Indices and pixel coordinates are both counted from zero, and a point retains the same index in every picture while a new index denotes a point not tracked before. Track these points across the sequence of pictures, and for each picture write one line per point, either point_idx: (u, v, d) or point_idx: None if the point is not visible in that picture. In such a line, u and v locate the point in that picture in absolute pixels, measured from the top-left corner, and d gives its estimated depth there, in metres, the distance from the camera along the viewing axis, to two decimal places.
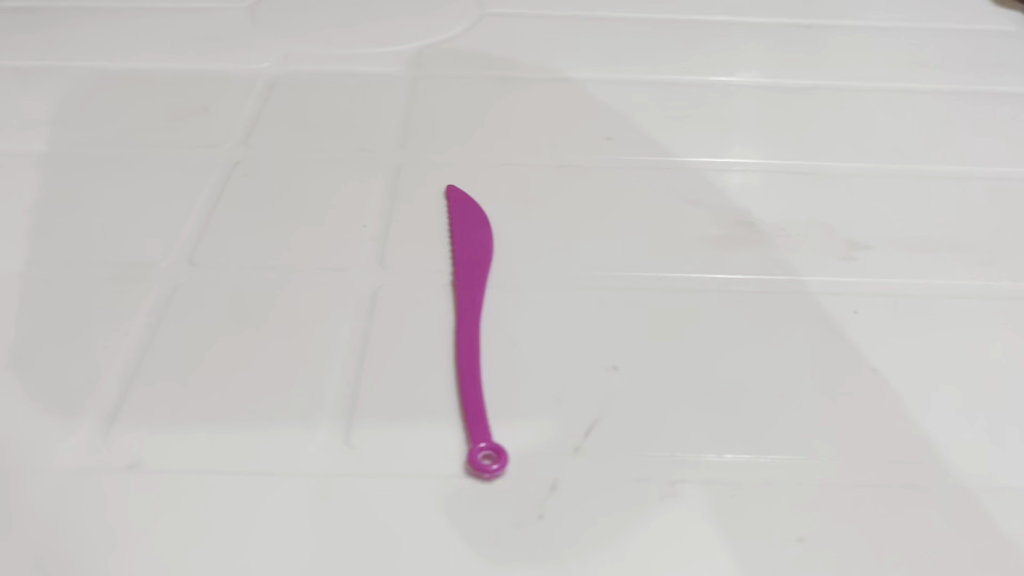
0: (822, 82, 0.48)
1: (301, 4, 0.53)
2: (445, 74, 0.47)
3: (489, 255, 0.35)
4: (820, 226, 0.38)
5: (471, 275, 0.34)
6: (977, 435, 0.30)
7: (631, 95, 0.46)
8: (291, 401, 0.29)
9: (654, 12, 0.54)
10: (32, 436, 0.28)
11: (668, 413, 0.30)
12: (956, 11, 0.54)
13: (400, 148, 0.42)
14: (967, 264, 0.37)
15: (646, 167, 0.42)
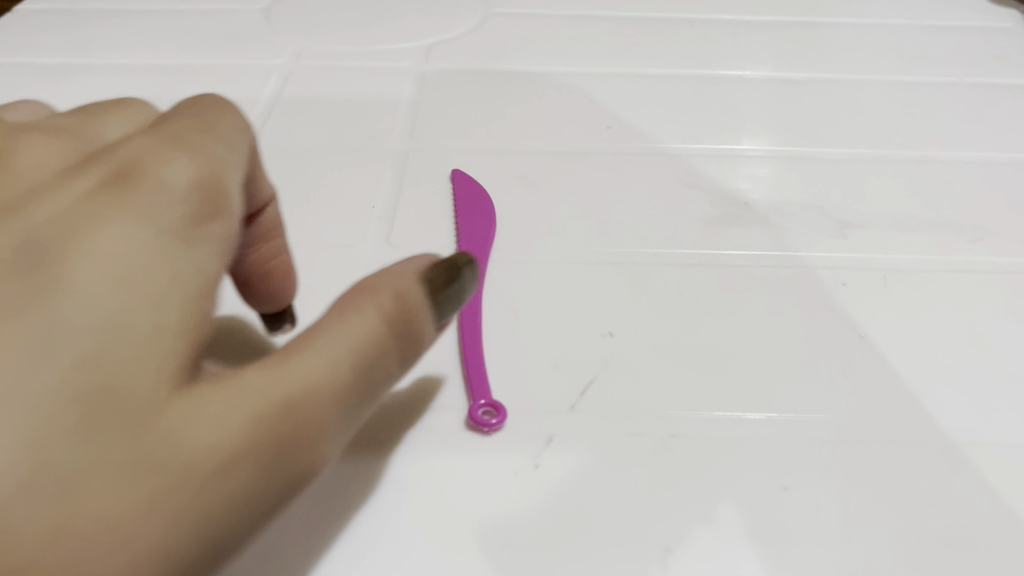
0: (814, 75, 0.51)
1: (328, 17, 0.57)
2: (458, 69, 0.51)
3: (490, 232, 0.37)
4: (811, 206, 0.39)
5: (473, 250, 0.36)
6: (963, 396, 0.30)
7: (635, 95, 0.49)
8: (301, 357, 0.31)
9: (659, 13, 0.58)
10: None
11: (656, 373, 0.30)
12: (945, 14, 0.58)
13: (409, 136, 0.44)
14: (958, 241, 0.37)
15: (644, 153, 0.43)
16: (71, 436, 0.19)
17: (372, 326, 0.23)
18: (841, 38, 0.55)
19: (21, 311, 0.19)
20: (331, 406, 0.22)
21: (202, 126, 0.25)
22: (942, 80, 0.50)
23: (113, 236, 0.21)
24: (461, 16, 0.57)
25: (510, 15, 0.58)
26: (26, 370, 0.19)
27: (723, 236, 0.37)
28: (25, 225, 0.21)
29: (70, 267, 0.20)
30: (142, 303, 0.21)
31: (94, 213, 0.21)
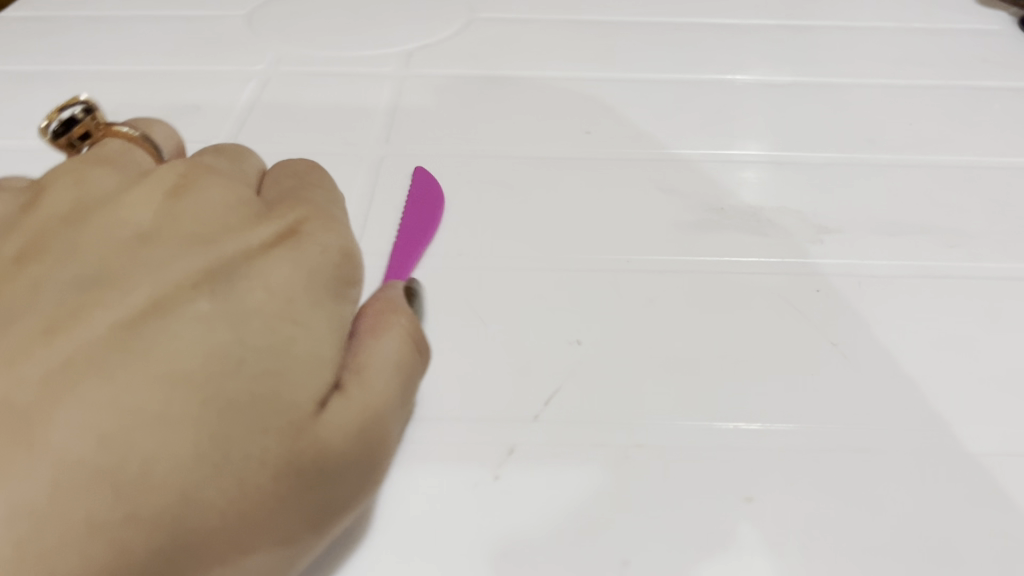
0: (798, 78, 0.51)
1: (310, 23, 0.56)
2: (438, 75, 0.50)
3: (429, 237, 0.36)
4: (789, 211, 0.39)
5: (410, 248, 0.35)
6: (935, 404, 0.30)
7: (616, 99, 0.48)
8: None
9: (643, 17, 0.58)
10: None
11: (623, 382, 0.30)
12: (934, 17, 0.58)
13: (385, 142, 0.44)
14: (936, 246, 0.37)
15: (621, 157, 0.43)
16: (246, 436, 0.22)
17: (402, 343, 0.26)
18: (826, 42, 0.55)
19: (223, 325, 0.23)
20: (393, 417, 0.25)
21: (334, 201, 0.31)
22: (927, 83, 0.50)
23: (284, 276, 0.25)
24: (444, 21, 0.57)
25: (494, 19, 0.57)
26: (222, 378, 0.22)
27: (697, 241, 0.37)
28: (227, 251, 0.25)
29: (257, 298, 0.24)
30: (312, 334, 0.24)
31: (268, 256, 0.26)
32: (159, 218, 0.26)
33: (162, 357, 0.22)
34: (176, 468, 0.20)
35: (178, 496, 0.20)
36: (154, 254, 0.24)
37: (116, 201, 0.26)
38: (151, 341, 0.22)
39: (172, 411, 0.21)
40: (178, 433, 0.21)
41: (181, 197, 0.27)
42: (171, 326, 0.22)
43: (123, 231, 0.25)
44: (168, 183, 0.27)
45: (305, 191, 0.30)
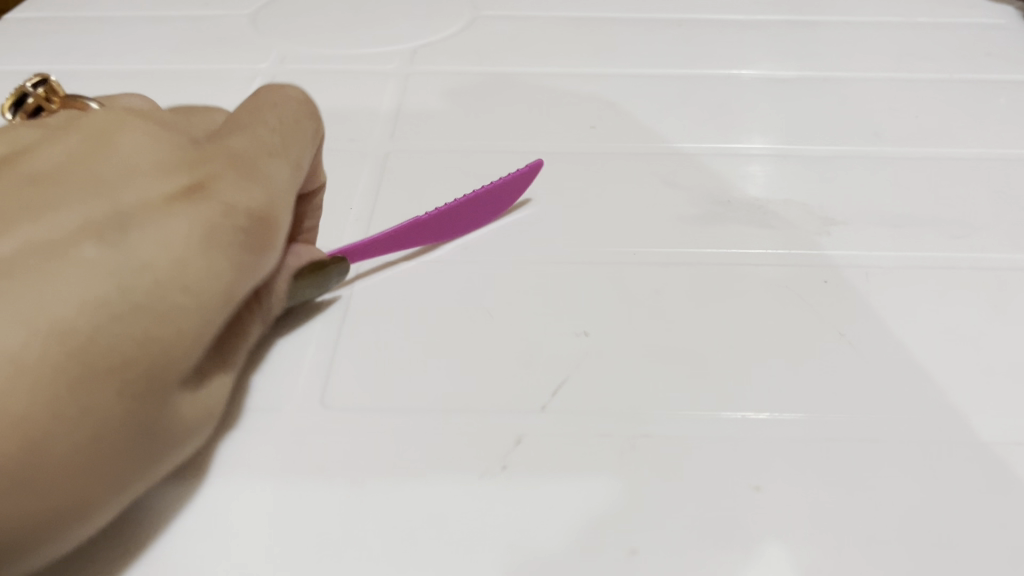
0: (802, 73, 0.51)
1: (315, 21, 0.57)
2: (442, 72, 0.50)
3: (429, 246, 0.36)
4: (795, 204, 0.39)
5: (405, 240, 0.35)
6: (943, 394, 0.29)
7: (619, 94, 0.48)
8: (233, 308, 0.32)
9: (646, 13, 0.58)
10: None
11: (630, 373, 0.30)
12: (939, 12, 0.58)
13: (390, 138, 0.44)
14: (942, 238, 0.37)
15: (626, 152, 0.43)
16: (104, 396, 0.22)
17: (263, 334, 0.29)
18: (830, 36, 0.55)
19: (109, 274, 0.23)
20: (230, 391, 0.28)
21: (282, 156, 0.30)
22: (931, 77, 0.50)
23: (181, 232, 0.25)
24: (447, 18, 0.57)
25: (498, 16, 0.57)
26: (96, 332, 0.22)
27: (702, 233, 0.37)
28: (127, 206, 0.25)
29: (150, 252, 0.24)
30: (196, 301, 0.24)
31: (170, 210, 0.25)
32: (67, 164, 0.26)
33: (35, 301, 0.22)
34: (26, 422, 0.20)
35: (28, 442, 0.20)
36: (47, 201, 0.25)
37: (32, 152, 0.27)
38: (26, 284, 0.22)
39: (30, 361, 0.21)
40: (37, 383, 0.21)
41: (100, 145, 0.27)
42: (50, 270, 0.22)
43: (25, 175, 0.26)
44: (87, 130, 0.27)
45: (232, 136, 0.29)
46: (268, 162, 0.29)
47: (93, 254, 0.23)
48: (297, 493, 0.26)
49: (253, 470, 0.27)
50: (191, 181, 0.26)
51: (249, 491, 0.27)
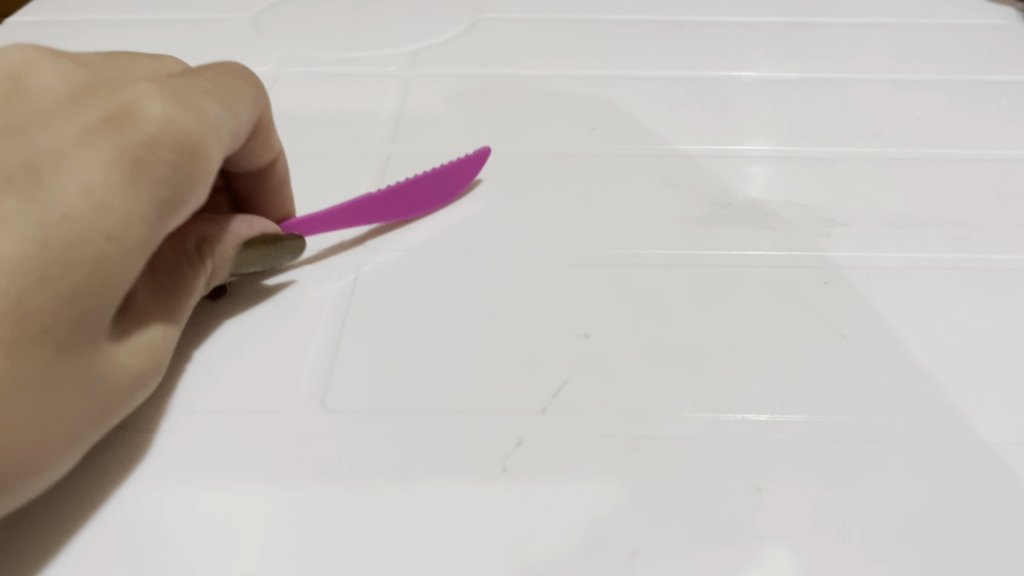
0: (804, 74, 0.51)
1: (317, 24, 0.57)
2: (443, 74, 0.50)
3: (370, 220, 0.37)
4: (796, 205, 0.39)
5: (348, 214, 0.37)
6: (945, 395, 0.29)
7: (620, 96, 0.48)
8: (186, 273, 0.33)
9: (648, 15, 0.58)
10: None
11: (631, 375, 0.30)
12: (941, 13, 0.58)
13: (392, 141, 0.44)
14: (944, 239, 0.37)
15: (627, 153, 0.43)
16: (31, 360, 0.23)
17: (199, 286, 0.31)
18: (832, 38, 0.55)
19: (26, 228, 0.23)
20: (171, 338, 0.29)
21: (211, 97, 0.30)
22: (933, 78, 0.50)
23: (96, 170, 0.25)
24: (449, 20, 0.57)
25: (500, 18, 0.58)
26: (20, 295, 0.23)
27: (703, 235, 0.37)
28: (42, 148, 0.25)
29: (69, 197, 0.24)
30: (118, 247, 0.24)
31: (87, 146, 0.25)
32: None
33: None
34: None
35: None
36: None
37: None
38: None
39: None
40: None
41: (24, 104, 0.27)
42: None
43: None
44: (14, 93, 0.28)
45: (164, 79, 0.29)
46: (202, 102, 0.29)
47: (16, 209, 0.24)
48: (298, 494, 0.26)
49: (255, 472, 0.27)
50: (109, 112, 0.26)
51: (249, 493, 0.27)
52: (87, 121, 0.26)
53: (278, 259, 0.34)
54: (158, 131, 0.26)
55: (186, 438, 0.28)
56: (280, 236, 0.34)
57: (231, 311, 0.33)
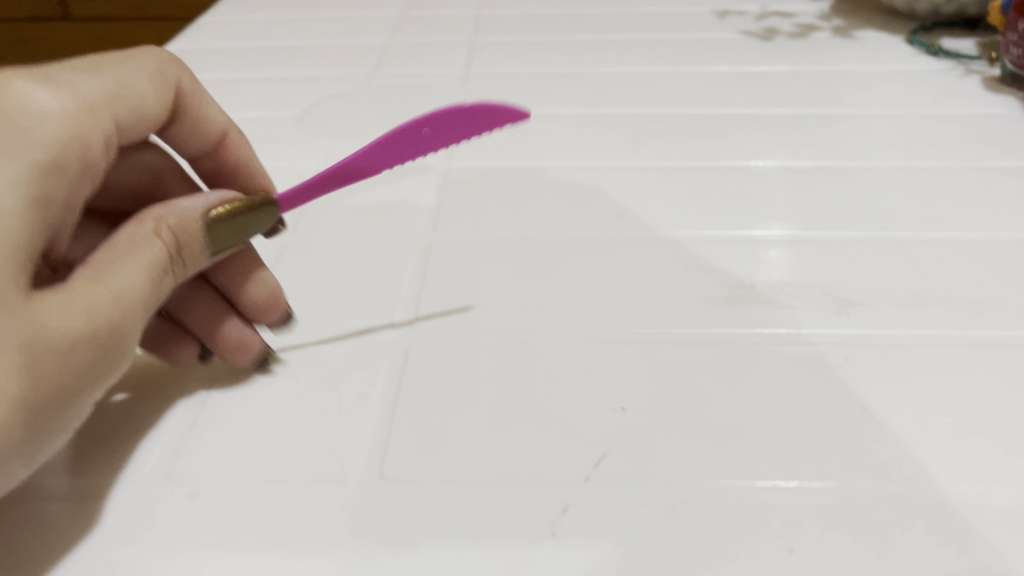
0: (813, 162, 0.54)
1: (357, 121, 0.61)
2: (477, 167, 0.54)
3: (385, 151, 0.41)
4: (812, 285, 0.41)
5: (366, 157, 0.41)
6: (964, 462, 0.31)
7: (646, 187, 0.51)
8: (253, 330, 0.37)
9: (667, 109, 0.62)
10: (71, 480, 0.32)
11: (666, 445, 0.32)
12: (946, 105, 0.62)
13: (432, 230, 0.47)
14: (956, 316, 0.39)
15: (653, 238, 0.46)
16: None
17: (166, 255, 0.34)
18: (841, 128, 0.58)
19: None
20: (144, 297, 0.33)
21: (93, 73, 0.38)
22: (939, 165, 0.53)
23: None
24: (481, 117, 0.61)
25: (528, 114, 0.62)
26: None
27: (728, 314, 0.39)
28: None
29: None
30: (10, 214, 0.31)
31: None
32: None
33: None
34: None
35: None
36: None
37: None
38: None
39: None
40: None
41: None
42: None
43: None
44: None
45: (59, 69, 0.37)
46: (81, 77, 0.37)
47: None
48: (361, 559, 0.28)
49: (320, 539, 0.29)
50: None
51: (315, 558, 0.29)
52: None
53: (246, 215, 0.38)
54: (26, 108, 0.33)
55: (254, 507, 0.31)
56: (244, 211, 0.37)
57: (289, 387, 0.36)
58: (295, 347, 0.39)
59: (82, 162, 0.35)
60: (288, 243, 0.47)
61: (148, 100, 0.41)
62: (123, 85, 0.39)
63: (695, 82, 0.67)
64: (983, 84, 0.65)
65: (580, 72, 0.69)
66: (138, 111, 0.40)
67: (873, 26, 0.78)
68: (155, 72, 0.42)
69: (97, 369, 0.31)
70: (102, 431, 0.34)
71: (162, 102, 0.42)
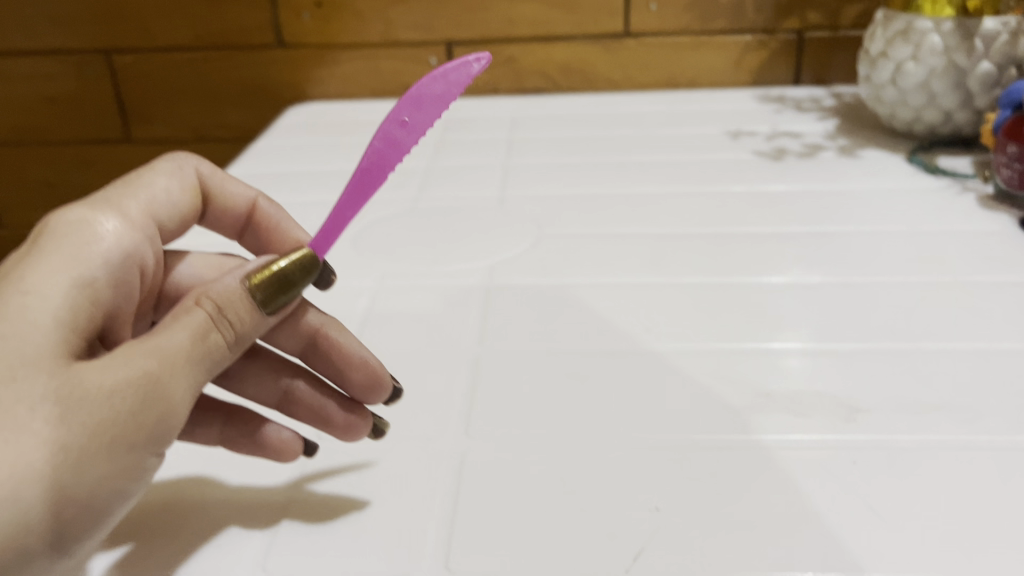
0: (823, 278, 0.59)
1: (405, 243, 0.67)
2: (516, 284, 0.60)
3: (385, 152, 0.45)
4: (824, 394, 0.46)
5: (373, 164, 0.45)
6: (963, 556, 0.35)
7: (671, 301, 0.57)
8: (359, 413, 0.43)
9: (687, 228, 0.68)
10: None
11: (698, 542, 0.36)
12: (944, 222, 0.67)
13: (479, 342, 0.52)
14: (955, 422, 0.43)
15: (679, 351, 0.51)
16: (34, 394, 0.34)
17: (211, 319, 0.38)
18: (848, 245, 0.64)
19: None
20: (185, 356, 0.36)
21: (124, 188, 0.47)
22: (939, 279, 0.58)
23: (38, 262, 0.39)
24: (518, 237, 0.67)
25: (561, 235, 0.68)
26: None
27: (749, 421, 0.44)
28: (14, 263, 0.40)
29: (37, 277, 0.38)
30: (59, 299, 0.38)
31: (30, 254, 0.40)
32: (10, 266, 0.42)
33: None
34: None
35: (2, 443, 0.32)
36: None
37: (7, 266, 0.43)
38: None
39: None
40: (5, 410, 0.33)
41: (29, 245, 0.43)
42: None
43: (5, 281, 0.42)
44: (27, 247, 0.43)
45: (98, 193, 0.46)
46: (116, 194, 0.46)
47: (5, 291, 0.37)
48: None
49: None
50: (39, 230, 0.42)
51: None
52: (30, 241, 0.41)
53: (295, 279, 0.41)
54: (74, 223, 0.42)
55: None
56: (285, 277, 0.41)
57: (362, 493, 0.41)
58: (364, 453, 0.44)
59: (120, 250, 0.42)
60: None
61: (172, 196, 0.49)
62: (148, 191, 0.48)
63: (713, 200, 0.73)
64: (979, 201, 0.71)
65: (606, 193, 0.76)
66: (167, 208, 0.49)
67: (875, 146, 0.84)
68: (176, 173, 0.51)
69: (145, 414, 0.34)
70: (190, 534, 0.39)
71: (189, 191, 0.51)
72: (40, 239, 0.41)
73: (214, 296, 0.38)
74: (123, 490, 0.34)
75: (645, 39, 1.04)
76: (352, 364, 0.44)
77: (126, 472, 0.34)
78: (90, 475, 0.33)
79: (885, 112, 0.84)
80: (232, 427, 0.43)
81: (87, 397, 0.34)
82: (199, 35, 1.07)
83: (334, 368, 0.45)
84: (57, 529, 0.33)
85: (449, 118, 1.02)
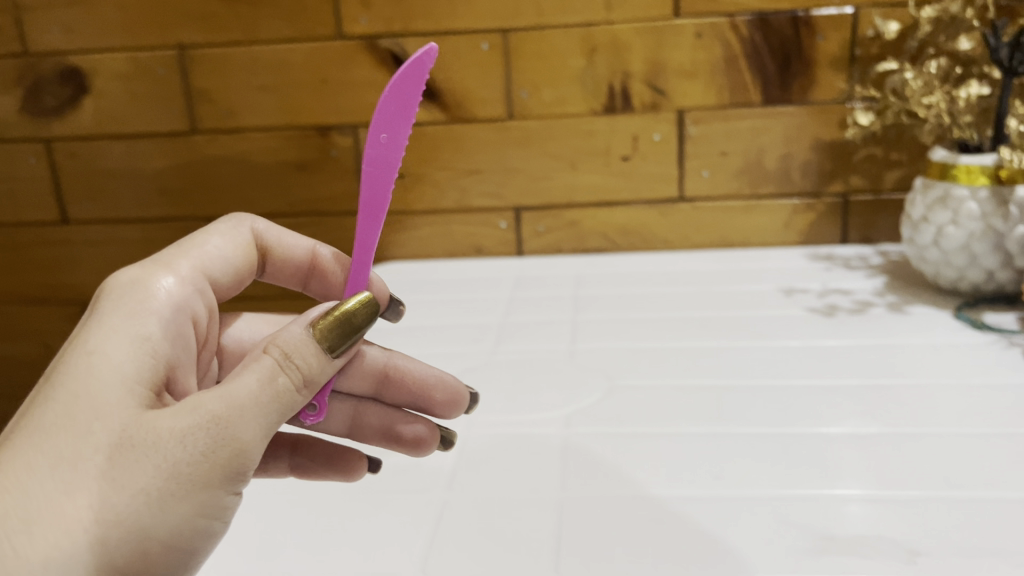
0: (880, 428, 0.63)
1: (488, 393, 0.73)
2: (592, 432, 0.65)
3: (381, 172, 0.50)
4: (885, 537, 0.50)
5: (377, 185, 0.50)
6: None
7: (737, 449, 0.61)
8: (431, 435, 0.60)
9: (749, 380, 0.73)
10: None
11: None
12: (993, 375, 0.71)
13: (561, 487, 0.57)
14: (1010, 565, 0.46)
15: (748, 496, 0.55)
16: (111, 448, 0.42)
17: (275, 365, 0.44)
18: (902, 397, 0.68)
19: (66, 382, 0.44)
20: (253, 404, 0.43)
21: (177, 250, 0.56)
22: (992, 430, 0.62)
23: (99, 324, 0.47)
24: (590, 388, 0.73)
25: (631, 387, 0.73)
26: (77, 424, 0.42)
27: (815, 563, 0.48)
28: (80, 327, 0.48)
29: (99, 337, 0.46)
30: (119, 355, 0.45)
31: (94, 320, 0.48)
32: None
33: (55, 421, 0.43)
34: (86, 487, 0.41)
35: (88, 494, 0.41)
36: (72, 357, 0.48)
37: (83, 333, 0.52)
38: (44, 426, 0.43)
39: (74, 454, 0.41)
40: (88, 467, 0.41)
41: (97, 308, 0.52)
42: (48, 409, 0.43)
43: None
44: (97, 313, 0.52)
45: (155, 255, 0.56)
46: (169, 254, 0.56)
47: (75, 354, 0.45)
48: None
49: None
50: (99, 293, 0.51)
51: None
52: (93, 303, 0.50)
53: (359, 321, 0.48)
54: (126, 283, 0.51)
55: None
56: (349, 314, 0.47)
57: None
58: None
59: (171, 302, 0.51)
60: (446, 498, 0.57)
61: (222, 250, 0.59)
62: (199, 250, 0.57)
63: (772, 355, 0.78)
64: None
65: (672, 347, 0.82)
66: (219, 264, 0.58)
67: (922, 302, 0.90)
68: (228, 234, 0.60)
69: (216, 458, 0.42)
70: None
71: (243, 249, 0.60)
72: (100, 302, 0.49)
73: (280, 344, 0.45)
74: (200, 526, 0.43)
75: (698, 203, 1.12)
76: (428, 386, 0.60)
77: (199, 512, 0.42)
78: (168, 515, 0.41)
79: (930, 272, 0.90)
80: (298, 457, 0.59)
81: (161, 446, 0.42)
82: (292, 203, 1.18)
83: (405, 394, 0.61)
84: (143, 564, 0.42)
85: (518, 276, 1.10)
